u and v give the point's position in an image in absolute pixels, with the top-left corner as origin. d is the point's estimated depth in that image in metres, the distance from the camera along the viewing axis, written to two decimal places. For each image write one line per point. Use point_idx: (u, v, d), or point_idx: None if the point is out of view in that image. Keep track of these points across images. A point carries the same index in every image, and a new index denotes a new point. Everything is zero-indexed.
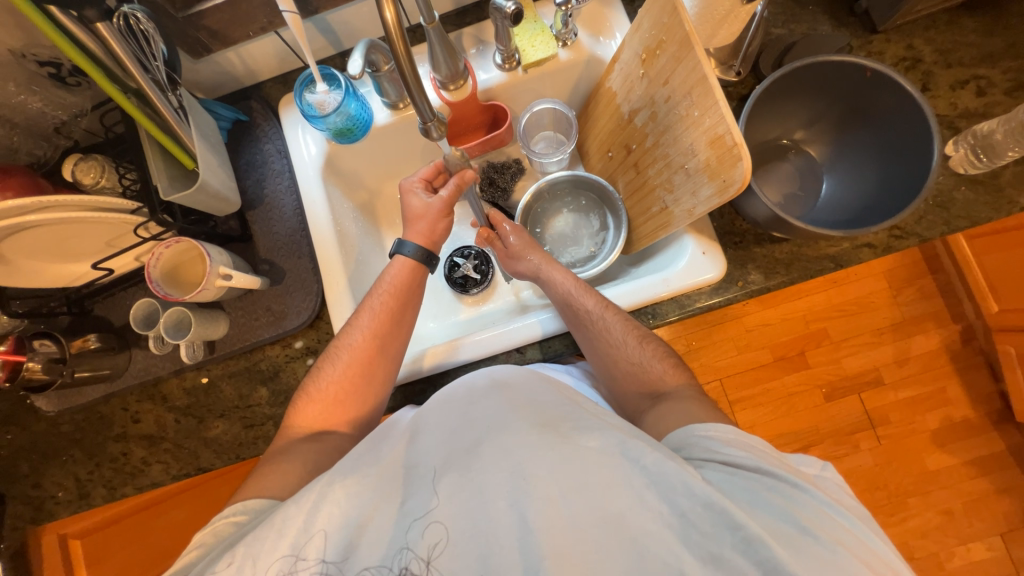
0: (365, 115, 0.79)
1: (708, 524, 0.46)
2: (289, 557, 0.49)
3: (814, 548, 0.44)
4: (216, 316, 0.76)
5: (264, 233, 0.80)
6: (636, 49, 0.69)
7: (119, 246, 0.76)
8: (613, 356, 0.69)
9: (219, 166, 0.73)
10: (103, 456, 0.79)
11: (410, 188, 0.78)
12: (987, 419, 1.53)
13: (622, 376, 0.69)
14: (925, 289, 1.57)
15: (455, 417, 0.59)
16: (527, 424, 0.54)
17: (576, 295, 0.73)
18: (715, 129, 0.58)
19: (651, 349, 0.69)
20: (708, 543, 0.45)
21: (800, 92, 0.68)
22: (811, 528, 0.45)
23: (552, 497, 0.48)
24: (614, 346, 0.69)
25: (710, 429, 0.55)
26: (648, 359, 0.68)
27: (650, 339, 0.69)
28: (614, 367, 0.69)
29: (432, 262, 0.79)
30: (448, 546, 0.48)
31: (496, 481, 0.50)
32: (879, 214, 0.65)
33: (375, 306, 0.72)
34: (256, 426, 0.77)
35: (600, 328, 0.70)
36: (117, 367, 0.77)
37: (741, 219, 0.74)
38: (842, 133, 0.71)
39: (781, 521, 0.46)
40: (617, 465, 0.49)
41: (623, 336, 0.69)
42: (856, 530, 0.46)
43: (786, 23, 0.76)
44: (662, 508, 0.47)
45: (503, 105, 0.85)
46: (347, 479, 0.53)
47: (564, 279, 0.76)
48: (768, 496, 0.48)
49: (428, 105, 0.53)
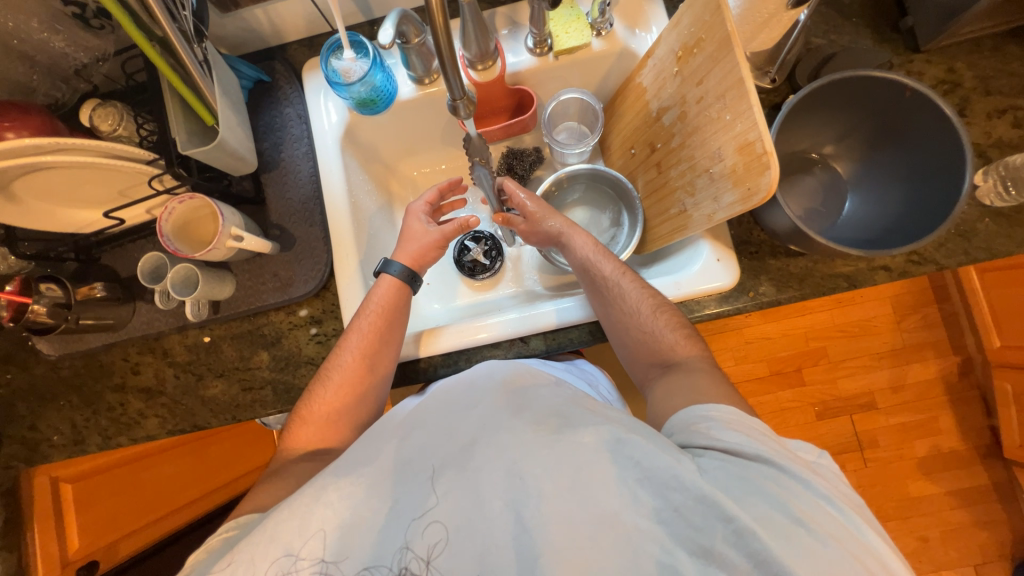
0: (390, 88, 0.78)
1: (699, 518, 0.46)
2: (289, 558, 0.49)
3: (804, 538, 0.43)
4: (223, 277, 0.75)
5: (277, 197, 0.79)
6: (672, 45, 0.68)
7: (132, 196, 0.75)
8: (626, 324, 0.69)
9: (239, 125, 0.72)
10: (100, 404, 0.80)
11: (415, 210, 0.80)
12: (975, 452, 1.53)
13: (633, 344, 0.69)
14: (929, 317, 1.56)
15: (454, 409, 0.60)
16: (522, 423, 0.54)
17: (595, 259, 0.74)
18: (746, 135, 0.58)
19: (665, 318, 0.68)
20: (700, 538, 0.45)
21: (833, 106, 0.67)
22: (804, 520, 0.44)
23: (550, 492, 0.48)
24: (629, 312, 0.69)
25: (711, 411, 0.55)
26: (662, 326, 0.67)
27: (666, 308, 0.69)
28: (626, 335, 0.69)
29: (415, 282, 0.76)
30: (448, 544, 0.48)
31: (495, 479, 0.51)
32: (900, 236, 0.65)
33: (363, 328, 0.70)
34: (255, 390, 0.77)
35: (615, 293, 0.70)
36: (120, 318, 0.77)
37: (759, 230, 0.74)
38: (872, 151, 0.70)
39: (776, 511, 0.45)
40: (613, 460, 0.49)
41: (637, 304, 0.69)
42: (851, 526, 0.46)
43: (827, 33, 0.74)
44: (654, 505, 0.47)
45: (530, 91, 0.83)
46: (342, 479, 0.53)
47: (584, 242, 0.77)
48: (764, 483, 0.47)
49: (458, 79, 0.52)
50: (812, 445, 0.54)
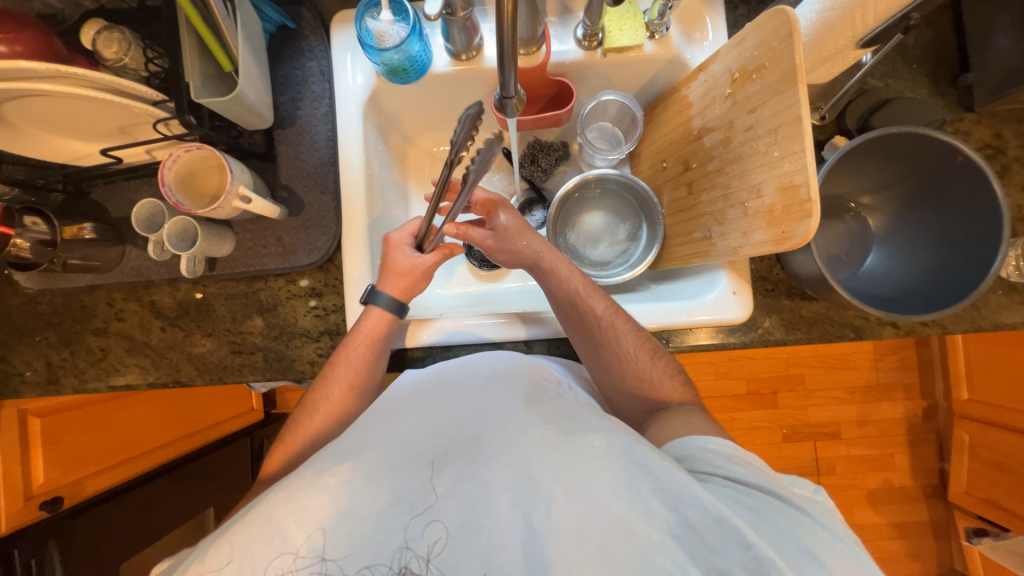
0: (424, 59, 0.73)
1: (715, 540, 0.45)
2: (288, 555, 0.48)
3: (816, 572, 0.44)
4: (223, 234, 0.72)
5: (290, 157, 0.75)
6: (730, 64, 0.64)
7: (132, 134, 0.70)
8: (622, 368, 0.67)
9: (258, 76, 0.67)
10: (79, 346, 0.76)
11: (398, 241, 0.70)
12: (922, 490, 1.62)
13: (627, 389, 0.68)
14: (906, 360, 1.61)
15: (458, 401, 0.60)
16: (533, 420, 0.55)
17: (584, 296, 0.69)
18: (791, 176, 0.56)
19: (661, 365, 0.67)
20: (716, 559, 0.45)
21: (879, 157, 0.66)
22: (817, 555, 0.45)
23: (560, 494, 0.49)
24: (619, 355, 0.67)
25: (711, 443, 0.55)
26: (653, 372, 0.67)
27: (657, 351, 0.68)
28: (619, 379, 0.68)
29: (404, 312, 0.71)
30: (448, 544, 0.48)
31: (502, 476, 0.50)
32: (919, 301, 0.65)
33: (351, 359, 0.67)
34: (244, 354, 0.75)
35: (609, 336, 0.67)
36: (107, 261, 0.73)
37: (779, 268, 0.73)
38: (906, 208, 0.69)
39: (787, 542, 0.46)
40: (619, 465, 0.49)
41: (634, 350, 0.67)
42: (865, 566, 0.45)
43: (884, 75, 0.71)
44: (667, 518, 0.47)
45: (570, 84, 0.78)
46: (340, 466, 0.52)
47: (569, 275, 0.71)
48: (772, 516, 0.48)
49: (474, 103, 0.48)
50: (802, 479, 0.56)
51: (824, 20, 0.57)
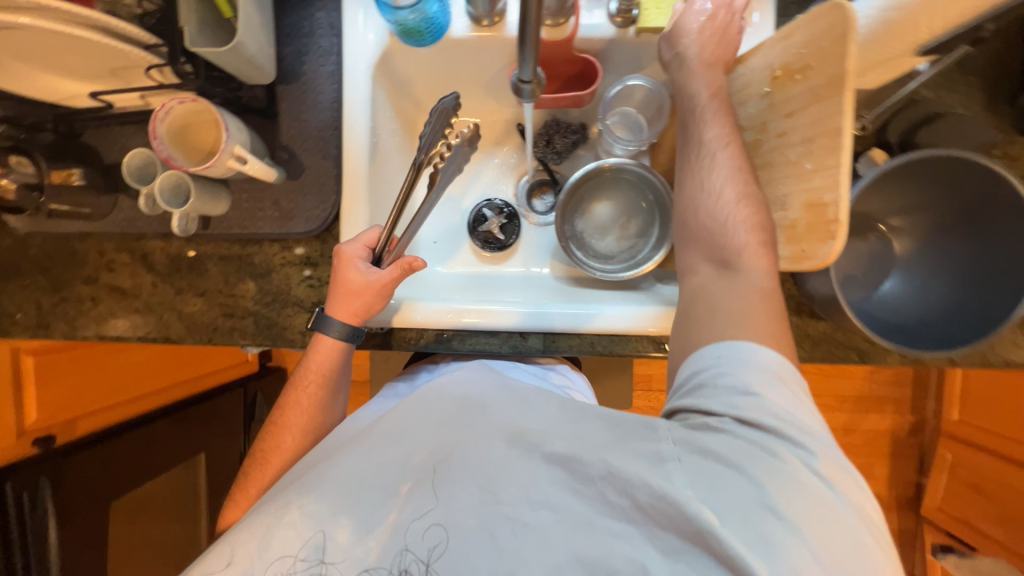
0: (441, 20, 0.67)
1: (662, 517, 0.44)
2: (288, 559, 0.49)
3: (773, 526, 0.40)
4: (217, 192, 0.69)
5: (291, 116, 0.71)
6: (772, 60, 0.59)
7: (125, 77, 0.65)
8: (700, 207, 0.58)
9: (261, 26, 0.62)
10: (69, 293, 0.75)
11: (350, 254, 0.66)
12: (895, 501, 1.65)
13: (699, 224, 0.58)
14: (902, 375, 1.59)
15: (429, 421, 0.57)
16: (494, 435, 0.52)
17: (704, 122, 0.60)
18: (821, 193, 0.52)
19: (751, 219, 0.56)
20: (668, 535, 0.44)
21: (915, 179, 0.63)
22: (780, 509, 0.41)
23: (526, 506, 0.47)
24: (725, 170, 0.57)
25: (733, 366, 0.48)
26: (752, 250, 0.55)
27: (767, 234, 0.55)
28: (694, 213, 0.59)
29: (357, 336, 0.68)
30: (448, 548, 0.47)
31: (467, 497, 0.49)
32: (934, 334, 0.62)
33: (302, 403, 0.67)
34: (236, 318, 0.74)
35: (704, 172, 0.58)
36: (98, 210, 0.70)
37: (791, 283, 0.70)
38: (935, 233, 0.65)
39: (749, 496, 0.42)
40: (575, 471, 0.47)
41: (726, 191, 0.57)
42: (842, 516, 0.41)
43: (937, 86, 0.65)
44: (622, 502, 0.45)
45: (595, 63, 0.73)
46: (304, 498, 0.51)
47: (705, 92, 0.61)
48: (744, 466, 0.43)
49: (455, 95, 0.59)
50: (813, 403, 0.47)
51: (883, 21, 0.52)
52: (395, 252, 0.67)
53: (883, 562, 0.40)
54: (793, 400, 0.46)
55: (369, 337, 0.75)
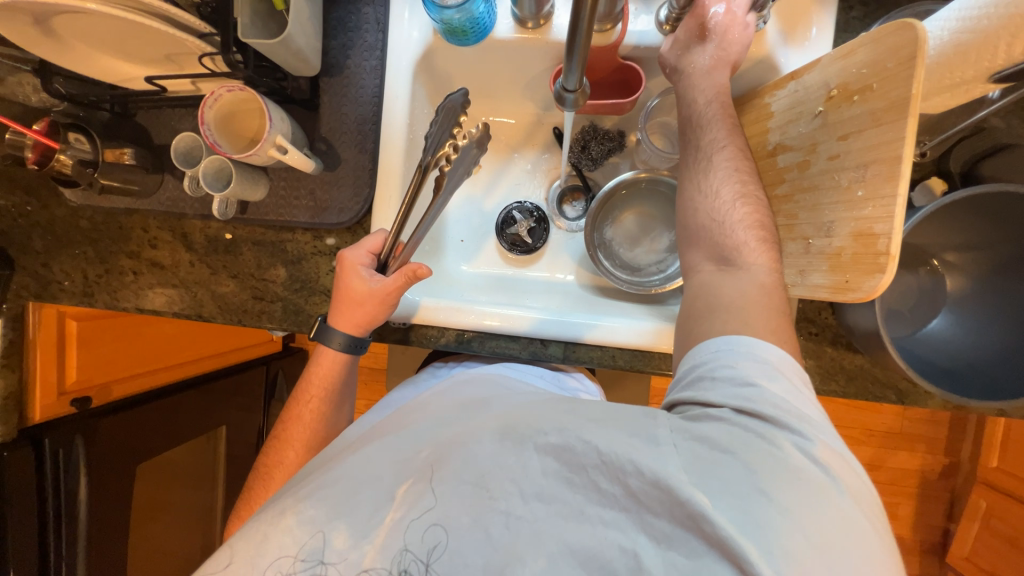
0: (487, 21, 0.67)
1: (655, 503, 0.42)
2: (287, 559, 0.48)
3: (764, 510, 0.39)
4: (257, 179, 0.70)
5: (332, 108, 0.72)
6: (828, 79, 0.56)
7: (178, 63, 0.68)
8: (695, 206, 0.60)
9: (310, 19, 0.63)
10: (113, 266, 0.79)
11: (353, 261, 0.65)
12: (919, 545, 1.56)
13: (695, 226, 0.59)
14: (938, 414, 1.50)
15: (431, 430, 0.56)
16: (488, 433, 0.51)
17: (708, 115, 0.61)
18: (872, 223, 0.49)
19: (748, 213, 0.56)
20: (660, 524, 0.42)
21: (979, 215, 0.58)
22: (772, 493, 0.39)
23: (519, 502, 0.46)
24: (722, 171, 0.58)
25: (729, 359, 0.48)
26: (751, 247, 0.55)
27: (765, 231, 0.55)
28: (690, 214, 0.60)
29: (359, 349, 0.70)
30: (447, 548, 0.46)
31: (461, 496, 0.47)
32: (984, 379, 0.58)
33: (304, 418, 0.69)
34: (265, 302, 0.76)
35: (702, 167, 0.60)
36: (146, 188, 0.73)
37: (829, 312, 0.67)
38: (994, 273, 0.61)
39: (740, 481, 0.40)
40: (569, 469, 0.46)
41: (722, 185, 0.58)
42: (838, 505, 0.39)
43: (1009, 115, 0.61)
44: (614, 490, 0.44)
45: (640, 71, 0.71)
46: (300, 505, 0.50)
47: (708, 86, 0.62)
48: (737, 452, 0.42)
49: (461, 90, 0.56)
50: (814, 396, 0.46)
51: (957, 43, 0.48)
52: (400, 259, 0.66)
53: (883, 558, 0.38)
54: (791, 390, 0.45)
55: (391, 331, 0.75)
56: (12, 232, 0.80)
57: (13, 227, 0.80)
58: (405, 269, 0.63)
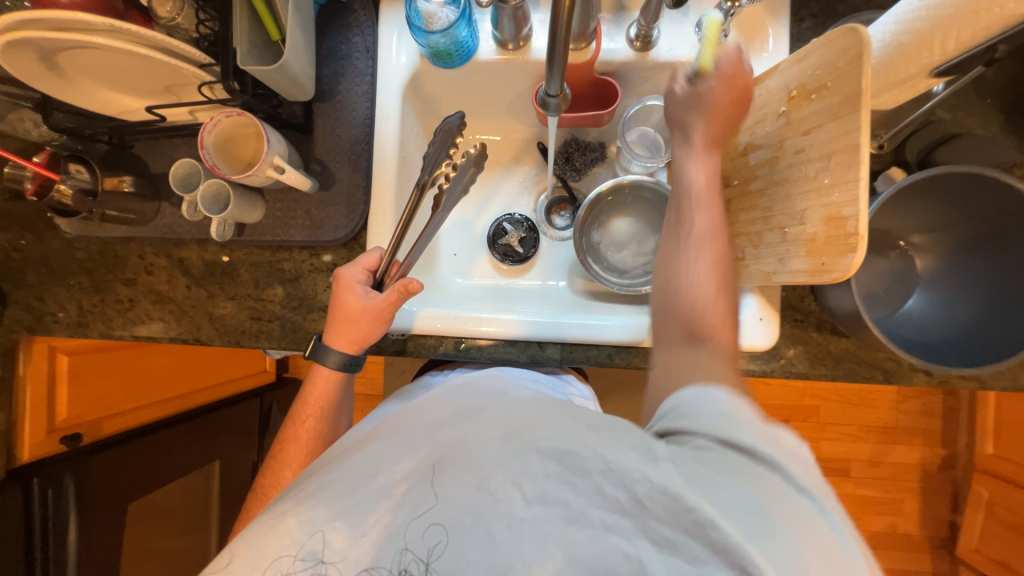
0: (470, 44, 0.71)
1: (659, 510, 0.39)
2: (286, 558, 0.47)
3: (768, 527, 0.35)
4: (254, 201, 0.73)
5: (326, 131, 0.75)
6: (788, 81, 0.61)
7: (176, 94, 0.70)
8: (671, 275, 0.61)
9: (304, 48, 0.67)
10: (109, 294, 0.79)
11: (348, 278, 0.67)
12: (927, 541, 1.55)
13: (666, 293, 0.61)
14: (930, 405, 1.52)
15: (427, 431, 0.56)
16: (491, 435, 0.50)
17: (699, 197, 0.62)
18: (840, 207, 0.53)
19: (717, 299, 0.58)
20: (663, 530, 0.39)
21: (940, 198, 0.63)
22: (772, 510, 0.36)
23: (519, 502, 0.44)
24: (699, 242, 0.60)
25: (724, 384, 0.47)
26: (715, 309, 0.57)
27: (729, 311, 0.58)
28: (665, 277, 0.61)
29: (353, 367, 0.70)
30: (448, 547, 0.45)
31: (460, 494, 0.46)
32: (961, 353, 0.61)
33: (301, 436, 0.69)
34: (263, 321, 0.76)
35: (686, 242, 0.61)
36: (142, 215, 0.75)
37: (812, 299, 0.70)
38: (960, 252, 0.65)
39: (743, 496, 0.37)
40: (574, 468, 0.43)
41: (696, 263, 0.59)
42: (836, 533, 0.36)
43: (954, 108, 0.67)
44: (618, 496, 0.41)
45: (616, 84, 0.76)
46: (300, 506, 0.49)
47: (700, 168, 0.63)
48: (736, 468, 0.39)
49: (460, 112, 0.59)
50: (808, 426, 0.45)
51: (898, 43, 0.54)
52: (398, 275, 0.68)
53: None
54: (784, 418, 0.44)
55: (389, 344, 0.76)
56: (5, 267, 0.80)
57: (6, 263, 0.80)
58: (403, 281, 0.63)
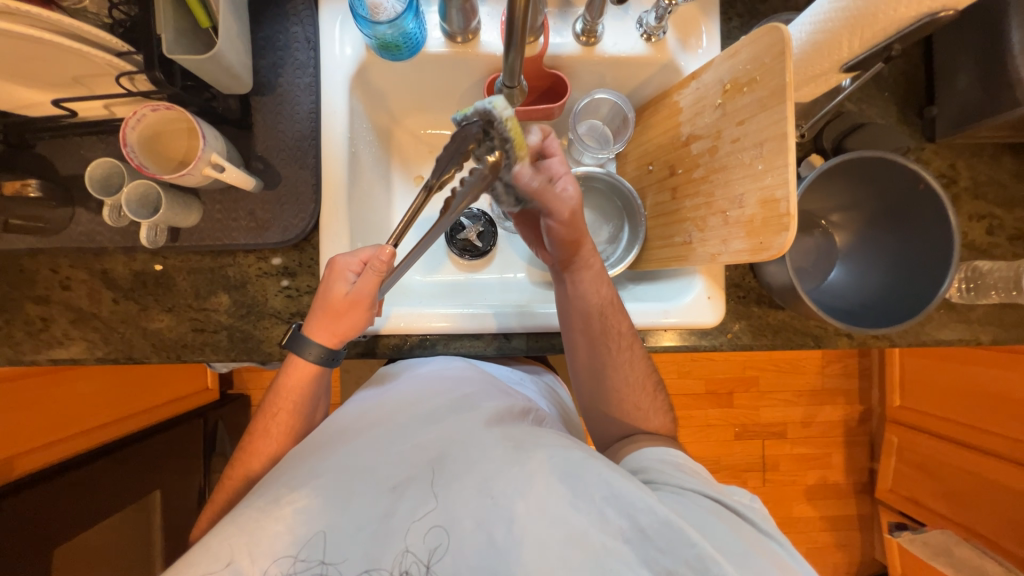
0: (418, 36, 0.70)
1: (665, 542, 0.46)
2: (289, 558, 0.48)
3: (751, 564, 0.46)
4: (189, 203, 0.67)
5: (267, 127, 0.71)
6: (722, 75, 0.65)
7: (87, 86, 0.63)
8: (607, 376, 0.69)
9: (238, 36, 0.62)
10: (15, 315, 0.69)
11: (340, 266, 0.61)
12: (852, 487, 1.75)
13: (604, 391, 0.69)
14: (849, 368, 1.71)
15: (419, 428, 0.57)
16: (493, 438, 0.54)
17: (610, 310, 0.67)
18: (773, 190, 0.58)
19: (652, 398, 0.69)
20: (665, 560, 0.45)
21: (852, 179, 0.71)
22: (753, 551, 0.48)
23: (521, 511, 0.47)
24: (620, 372, 0.68)
25: (678, 457, 0.60)
26: (642, 403, 0.69)
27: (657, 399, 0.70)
28: (600, 387, 0.69)
29: (334, 360, 0.66)
30: (449, 549, 0.47)
31: (463, 499, 0.49)
32: (875, 316, 0.70)
33: (264, 444, 0.64)
34: (207, 333, 0.71)
35: (613, 356, 0.68)
36: (53, 223, 0.66)
37: (752, 277, 0.76)
38: (871, 227, 0.74)
39: (727, 540, 0.48)
40: (576, 480, 0.49)
41: (630, 371, 0.68)
42: (787, 559, 0.49)
43: (859, 101, 0.75)
44: (621, 525, 0.47)
45: (565, 78, 0.78)
46: (296, 493, 0.50)
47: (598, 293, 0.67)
48: (715, 518, 0.50)
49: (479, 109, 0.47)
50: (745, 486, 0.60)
51: (813, 41, 0.60)
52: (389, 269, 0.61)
53: None
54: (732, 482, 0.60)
55: (350, 347, 0.74)
56: None
57: None
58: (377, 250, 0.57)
